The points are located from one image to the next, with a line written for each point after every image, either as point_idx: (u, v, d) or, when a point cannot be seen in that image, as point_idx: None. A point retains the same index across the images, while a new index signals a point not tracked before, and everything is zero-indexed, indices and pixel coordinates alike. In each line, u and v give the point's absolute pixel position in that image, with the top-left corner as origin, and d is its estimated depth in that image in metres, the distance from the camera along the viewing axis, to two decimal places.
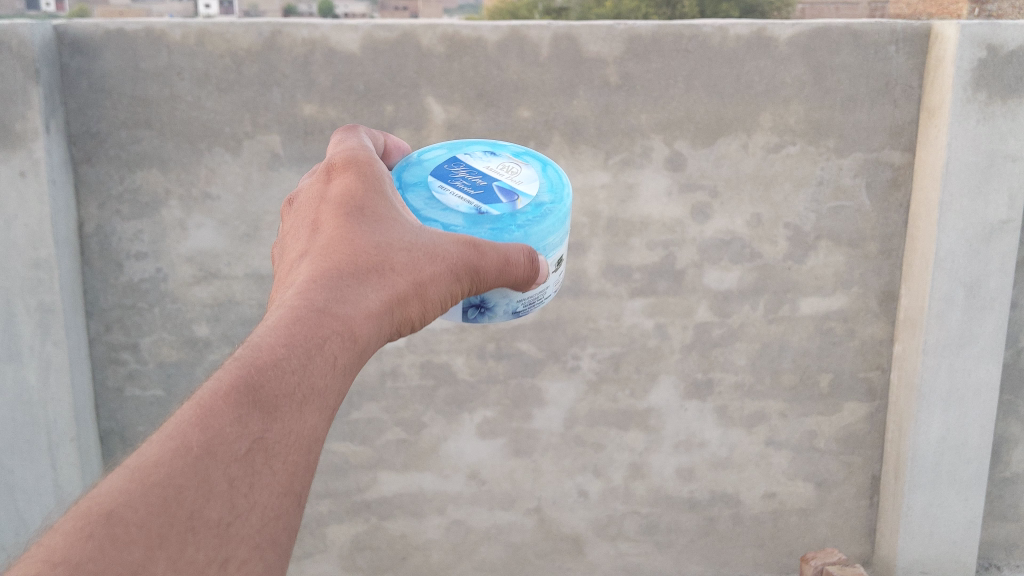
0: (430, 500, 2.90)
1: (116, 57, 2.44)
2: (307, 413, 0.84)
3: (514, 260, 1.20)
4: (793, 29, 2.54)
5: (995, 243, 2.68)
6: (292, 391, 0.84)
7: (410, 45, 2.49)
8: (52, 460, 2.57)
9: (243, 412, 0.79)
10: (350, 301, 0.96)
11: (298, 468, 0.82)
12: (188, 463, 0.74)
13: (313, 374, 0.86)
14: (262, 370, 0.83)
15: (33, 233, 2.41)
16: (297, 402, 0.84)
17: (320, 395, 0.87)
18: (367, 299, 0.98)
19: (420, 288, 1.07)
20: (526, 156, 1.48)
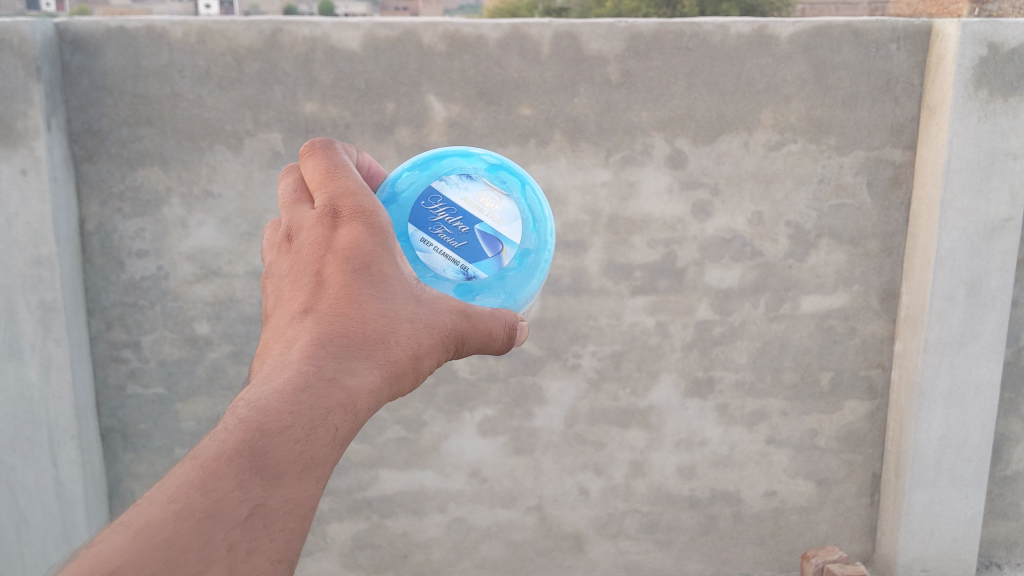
0: (430, 498, 2.90)
1: (117, 55, 2.44)
2: (308, 482, 0.81)
3: (495, 334, 1.14)
4: (794, 27, 2.55)
5: (996, 241, 2.68)
6: (298, 458, 0.81)
7: (411, 43, 2.48)
8: (54, 458, 2.57)
9: (248, 477, 0.77)
10: (360, 355, 0.93)
11: (294, 535, 0.78)
12: (189, 526, 0.72)
13: (322, 441, 0.83)
14: (273, 430, 0.81)
15: (34, 230, 2.41)
16: (302, 469, 0.81)
17: (325, 464, 0.83)
18: (379, 354, 0.95)
19: (433, 346, 1.03)
20: (504, 168, 1.33)
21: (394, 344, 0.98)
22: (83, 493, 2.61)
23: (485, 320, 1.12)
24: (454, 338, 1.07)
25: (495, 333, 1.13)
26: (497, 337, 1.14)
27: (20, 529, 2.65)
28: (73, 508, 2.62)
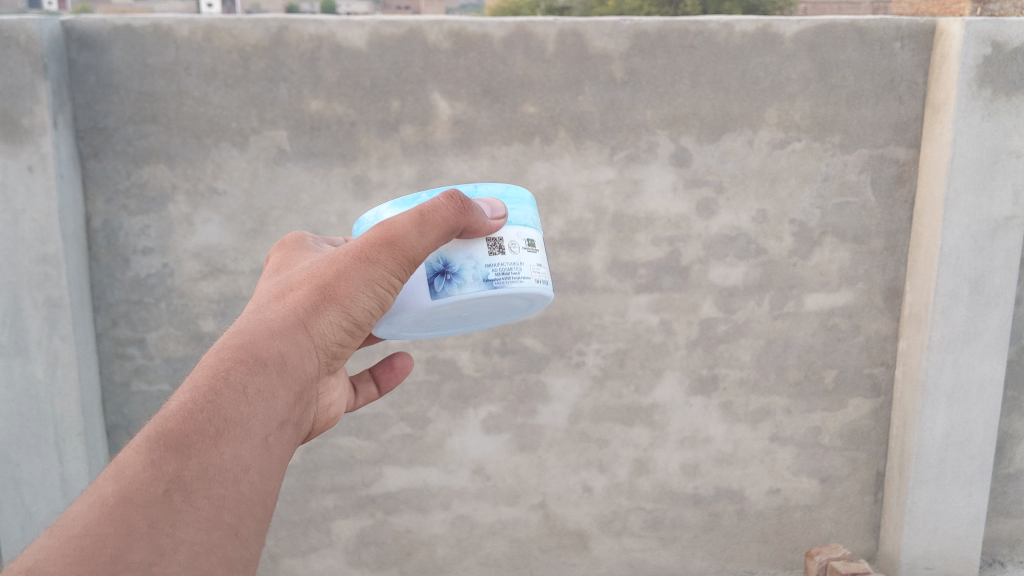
0: (435, 496, 2.90)
1: (124, 53, 2.45)
2: (224, 444, 0.98)
3: (428, 214, 1.23)
4: (798, 25, 2.56)
5: (1000, 239, 2.68)
6: (202, 423, 0.97)
7: (416, 40, 2.49)
8: (59, 454, 2.58)
9: (159, 455, 0.91)
10: (270, 321, 1.17)
11: (217, 493, 0.94)
12: (108, 510, 0.84)
13: (230, 398, 1.02)
14: (178, 409, 0.98)
15: (40, 228, 2.42)
16: (218, 429, 0.99)
17: (236, 427, 1.01)
18: (289, 314, 1.19)
19: (342, 279, 1.22)
20: None
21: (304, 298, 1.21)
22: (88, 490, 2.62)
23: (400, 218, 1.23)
24: (366, 254, 1.22)
25: (423, 213, 1.23)
26: (427, 230, 1.23)
27: (25, 525, 2.65)
28: None
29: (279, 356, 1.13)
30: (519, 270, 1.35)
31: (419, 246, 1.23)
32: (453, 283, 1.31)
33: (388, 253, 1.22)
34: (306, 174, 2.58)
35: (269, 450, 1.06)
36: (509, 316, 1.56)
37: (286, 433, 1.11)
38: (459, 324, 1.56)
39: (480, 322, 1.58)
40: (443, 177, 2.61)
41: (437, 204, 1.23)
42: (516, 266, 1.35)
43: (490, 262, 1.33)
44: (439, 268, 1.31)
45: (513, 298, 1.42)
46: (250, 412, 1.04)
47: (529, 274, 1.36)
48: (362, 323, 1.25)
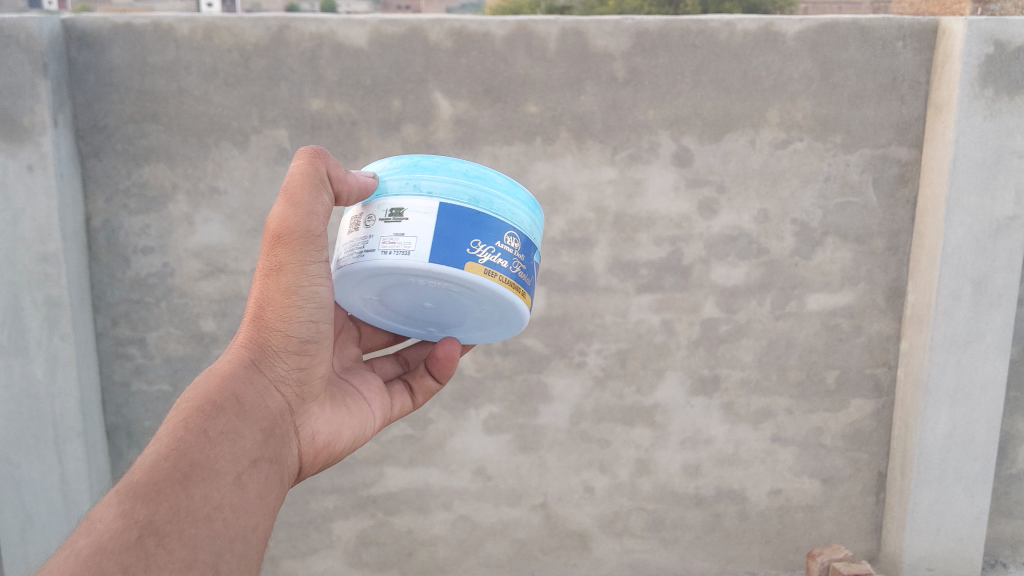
0: (436, 496, 2.90)
1: (124, 52, 2.44)
2: (193, 486, 1.03)
3: (305, 200, 1.23)
4: (800, 24, 2.55)
5: (1002, 239, 2.67)
6: (169, 468, 1.01)
7: (418, 40, 2.48)
8: (59, 455, 2.58)
9: (130, 504, 0.95)
10: (221, 367, 1.21)
11: (185, 534, 0.99)
12: (83, 561, 0.88)
13: (192, 442, 1.06)
14: (144, 460, 1.02)
15: (40, 227, 2.41)
16: (186, 471, 1.03)
17: (199, 469, 1.05)
18: (237, 355, 1.22)
19: (272, 302, 1.24)
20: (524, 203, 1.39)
21: (247, 336, 1.24)
22: (87, 492, 2.61)
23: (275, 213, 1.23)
24: (273, 264, 1.23)
25: (297, 196, 1.22)
26: (297, 203, 1.22)
27: (25, 527, 2.65)
28: (78, 506, 2.63)
29: (235, 395, 1.17)
30: (368, 246, 1.26)
31: (309, 222, 1.23)
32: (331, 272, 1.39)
33: (290, 250, 1.23)
34: None
35: (242, 486, 1.11)
36: (484, 303, 1.33)
37: (259, 469, 1.15)
38: (456, 316, 1.43)
39: (477, 314, 1.40)
40: None
41: (292, 176, 1.24)
42: (369, 245, 1.26)
43: (347, 244, 1.31)
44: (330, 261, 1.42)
45: (400, 280, 1.29)
46: (216, 453, 1.09)
47: (378, 248, 1.24)
48: (309, 338, 1.27)
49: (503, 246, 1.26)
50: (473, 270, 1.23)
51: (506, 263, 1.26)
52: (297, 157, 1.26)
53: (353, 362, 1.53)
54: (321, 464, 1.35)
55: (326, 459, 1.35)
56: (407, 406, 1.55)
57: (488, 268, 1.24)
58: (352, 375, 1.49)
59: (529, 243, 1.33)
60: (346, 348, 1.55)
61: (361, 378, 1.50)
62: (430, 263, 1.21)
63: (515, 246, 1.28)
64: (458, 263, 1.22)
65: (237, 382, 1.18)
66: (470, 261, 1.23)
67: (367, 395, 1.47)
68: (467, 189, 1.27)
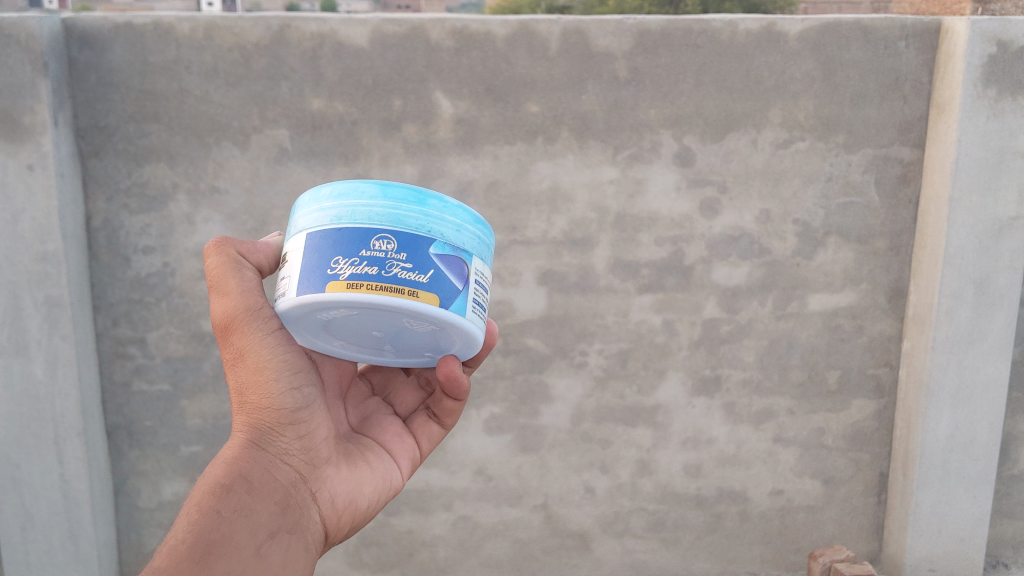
0: (437, 496, 2.89)
1: (125, 51, 2.43)
2: (210, 567, 1.09)
3: (239, 282, 1.24)
4: (803, 24, 2.54)
5: (1004, 240, 2.66)
6: (184, 554, 1.09)
7: (419, 39, 2.48)
8: (59, 454, 2.57)
9: None
10: (225, 453, 1.24)
11: None
12: None
13: (204, 525, 1.13)
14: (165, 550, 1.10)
15: (41, 226, 2.41)
16: (203, 554, 1.10)
17: (214, 548, 1.11)
18: (235, 439, 1.25)
19: (251, 383, 1.25)
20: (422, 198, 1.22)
21: (240, 421, 1.27)
22: (88, 491, 2.62)
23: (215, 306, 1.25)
24: (233, 353, 1.25)
25: (221, 283, 1.23)
26: (226, 289, 1.23)
27: (25, 526, 2.64)
28: (79, 506, 2.63)
29: (241, 475, 1.20)
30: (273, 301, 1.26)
31: (246, 299, 1.23)
32: None
33: (243, 334, 1.23)
34: (308, 173, 2.56)
35: (262, 558, 1.15)
36: (399, 320, 1.18)
37: (280, 539, 1.19)
38: (413, 340, 1.29)
39: (424, 333, 1.24)
40: (444, 176, 2.60)
41: (209, 267, 1.25)
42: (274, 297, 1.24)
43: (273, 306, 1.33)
44: None
45: (315, 325, 1.25)
46: (230, 531, 1.14)
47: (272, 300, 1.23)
48: (298, 406, 1.27)
49: (370, 253, 1.13)
50: (337, 289, 1.12)
51: (377, 270, 1.13)
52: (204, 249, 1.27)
53: (369, 410, 1.48)
54: (350, 527, 1.31)
55: (354, 518, 1.31)
56: (437, 433, 1.50)
57: (353, 282, 1.12)
58: (370, 425, 1.45)
59: (415, 240, 1.16)
60: (360, 400, 1.49)
61: (381, 426, 1.45)
62: (297, 296, 1.15)
63: (386, 250, 1.14)
64: (319, 288, 1.13)
65: (241, 462, 1.21)
66: (331, 281, 1.13)
67: (390, 445, 1.42)
68: (331, 211, 1.19)
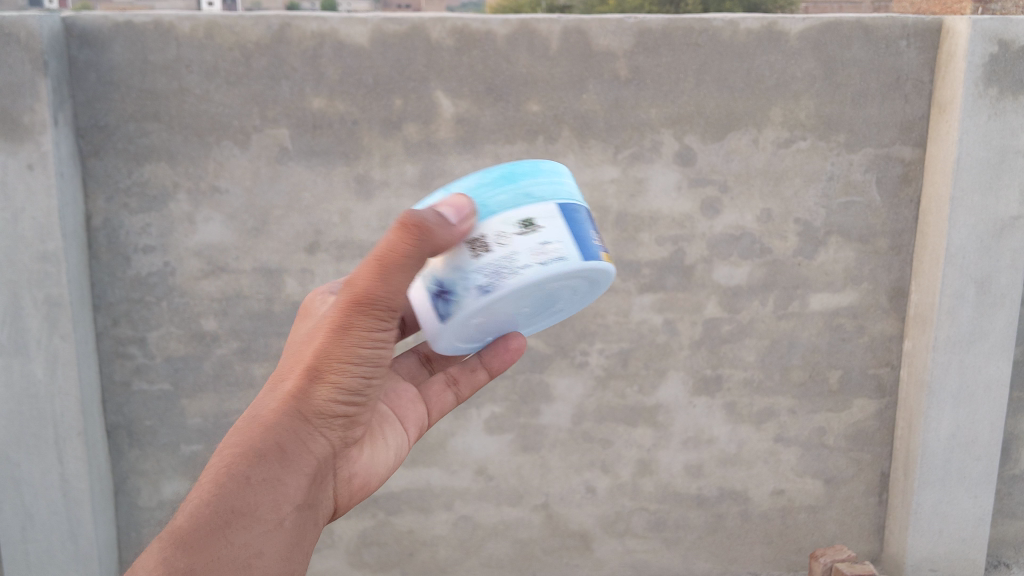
0: (437, 496, 2.89)
1: (125, 50, 2.43)
2: (230, 533, 1.06)
3: (398, 264, 1.12)
4: (803, 23, 2.54)
5: (1006, 239, 2.66)
6: (209, 516, 1.06)
7: (419, 38, 2.47)
8: (59, 453, 2.57)
9: (170, 550, 1.02)
10: (268, 410, 1.14)
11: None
12: None
13: (228, 491, 1.07)
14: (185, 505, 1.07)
15: (41, 225, 2.41)
16: (226, 520, 1.06)
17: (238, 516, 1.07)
18: (285, 402, 1.14)
19: (327, 353, 1.15)
20: None
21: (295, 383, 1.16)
22: (88, 490, 2.61)
23: (364, 274, 1.13)
24: (337, 322, 1.14)
25: (383, 259, 1.12)
26: (390, 277, 1.12)
27: (25, 526, 2.64)
28: (79, 505, 2.62)
29: (280, 447, 1.12)
30: (517, 262, 1.16)
31: (396, 298, 1.14)
32: (444, 300, 1.20)
33: (360, 317, 1.14)
34: (309, 172, 2.57)
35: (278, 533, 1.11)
36: (577, 295, 1.34)
37: (299, 516, 1.14)
38: (537, 318, 1.39)
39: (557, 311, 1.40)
40: (445, 176, 2.60)
41: (393, 240, 1.12)
42: (525, 261, 1.16)
43: (479, 265, 1.17)
44: (433, 287, 1.22)
45: (531, 293, 1.22)
46: (257, 500, 1.09)
47: (529, 261, 1.16)
48: (363, 392, 1.19)
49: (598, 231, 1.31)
50: (607, 260, 1.26)
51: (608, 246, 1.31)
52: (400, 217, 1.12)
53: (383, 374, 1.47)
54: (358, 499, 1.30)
55: (364, 495, 1.31)
56: (449, 404, 1.49)
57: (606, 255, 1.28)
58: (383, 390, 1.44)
59: None
60: None
61: (395, 393, 1.44)
62: (586, 262, 1.20)
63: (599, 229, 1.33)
64: (598, 256, 1.23)
65: (284, 433, 1.12)
66: (602, 252, 1.25)
67: (404, 415, 1.42)
68: (564, 185, 1.27)
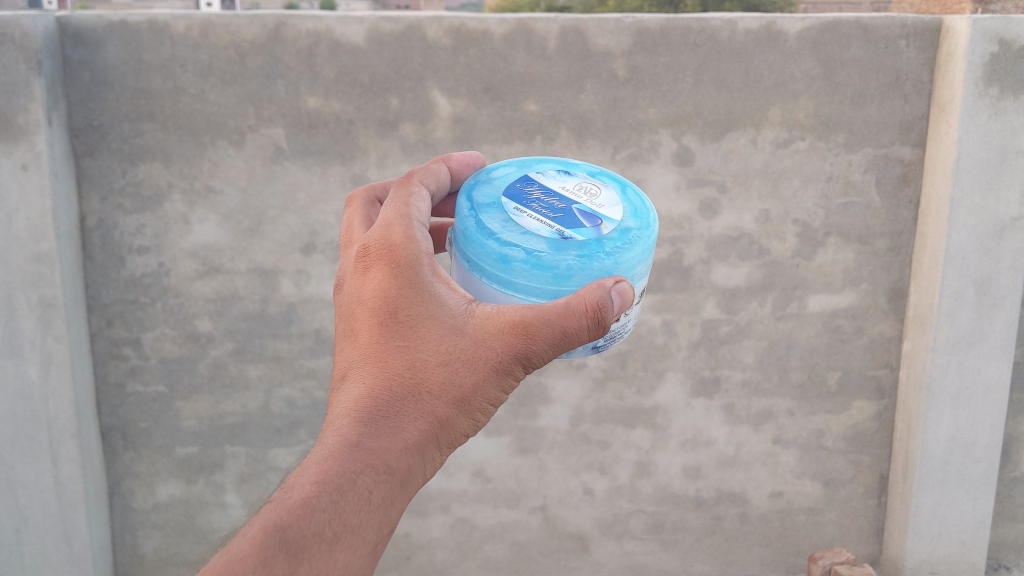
0: (434, 499, 2.87)
1: (119, 49, 2.40)
2: (339, 551, 0.90)
3: (574, 329, 1.05)
4: (802, 23, 2.51)
5: (1006, 239, 2.64)
6: (322, 524, 0.90)
7: (416, 37, 2.45)
8: (53, 456, 2.55)
9: (272, 554, 0.85)
10: (403, 421, 1.01)
11: None
12: None
13: (354, 502, 0.92)
14: (302, 500, 0.90)
15: (34, 226, 2.39)
16: (334, 535, 0.90)
17: (356, 534, 0.92)
18: (423, 421, 1.03)
19: (476, 383, 1.05)
20: (603, 175, 1.37)
21: (436, 403, 1.04)
22: (83, 492, 2.59)
23: (545, 330, 1.03)
24: (501, 364, 1.05)
25: (566, 332, 1.04)
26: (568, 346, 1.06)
27: (20, 528, 2.62)
28: (73, 508, 2.60)
29: (407, 466, 1.00)
30: (626, 328, 1.29)
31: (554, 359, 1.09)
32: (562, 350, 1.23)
33: (520, 369, 1.07)
34: (304, 172, 2.55)
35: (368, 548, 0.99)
36: None
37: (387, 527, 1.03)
38: None
39: None
40: None
41: (585, 323, 1.04)
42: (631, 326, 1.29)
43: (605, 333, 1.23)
44: None
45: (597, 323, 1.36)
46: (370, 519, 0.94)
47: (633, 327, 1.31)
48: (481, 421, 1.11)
49: None
50: None
51: None
52: (603, 310, 1.04)
53: None
54: None
55: None
56: None
57: None
58: None
59: None
60: None
61: None
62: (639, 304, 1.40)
63: None
64: None
65: (414, 454, 1.01)
66: None
67: None
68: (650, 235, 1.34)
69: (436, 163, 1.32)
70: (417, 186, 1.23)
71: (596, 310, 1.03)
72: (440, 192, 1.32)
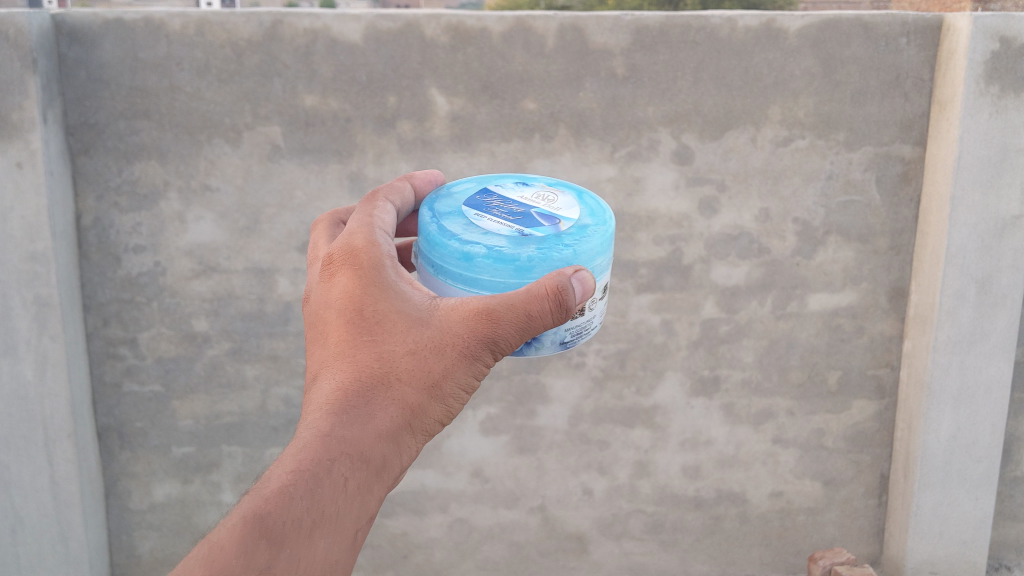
0: (432, 499, 2.86)
1: (114, 47, 2.38)
2: (319, 537, 0.93)
3: (538, 314, 1.06)
4: (802, 21, 2.49)
5: (1007, 238, 2.62)
6: (298, 513, 0.92)
7: (413, 35, 2.43)
8: (49, 456, 2.53)
9: (253, 542, 0.88)
10: (375, 412, 1.02)
11: None
12: None
13: (330, 490, 0.95)
14: (278, 490, 0.92)
15: (30, 225, 2.37)
16: (312, 522, 0.93)
17: (334, 520, 0.95)
18: (395, 411, 1.04)
19: (445, 370, 1.06)
20: (561, 185, 1.38)
21: (407, 392, 1.04)
22: (78, 492, 2.58)
23: (509, 315, 1.05)
24: (468, 350, 1.06)
25: (530, 315, 1.05)
26: (534, 330, 1.07)
27: (15, 528, 2.61)
28: (69, 508, 2.59)
29: (381, 456, 1.02)
30: (593, 325, 1.28)
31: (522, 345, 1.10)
32: (530, 345, 1.21)
33: (489, 355, 1.08)
34: (301, 171, 2.54)
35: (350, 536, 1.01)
36: None
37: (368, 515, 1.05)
38: None
39: None
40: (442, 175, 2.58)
41: (548, 307, 1.05)
42: (596, 321, 1.29)
43: (571, 327, 1.22)
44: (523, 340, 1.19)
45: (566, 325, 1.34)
46: (347, 506, 0.96)
47: (600, 325, 1.30)
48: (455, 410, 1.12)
49: None
50: None
51: None
52: (563, 294, 1.05)
53: None
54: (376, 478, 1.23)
55: None
56: None
57: None
58: None
59: None
60: None
61: None
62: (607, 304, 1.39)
63: None
64: None
65: (388, 443, 1.03)
66: None
67: None
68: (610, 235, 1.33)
69: (398, 181, 1.34)
70: (381, 202, 1.26)
71: (557, 293, 1.05)
72: (404, 209, 1.33)
